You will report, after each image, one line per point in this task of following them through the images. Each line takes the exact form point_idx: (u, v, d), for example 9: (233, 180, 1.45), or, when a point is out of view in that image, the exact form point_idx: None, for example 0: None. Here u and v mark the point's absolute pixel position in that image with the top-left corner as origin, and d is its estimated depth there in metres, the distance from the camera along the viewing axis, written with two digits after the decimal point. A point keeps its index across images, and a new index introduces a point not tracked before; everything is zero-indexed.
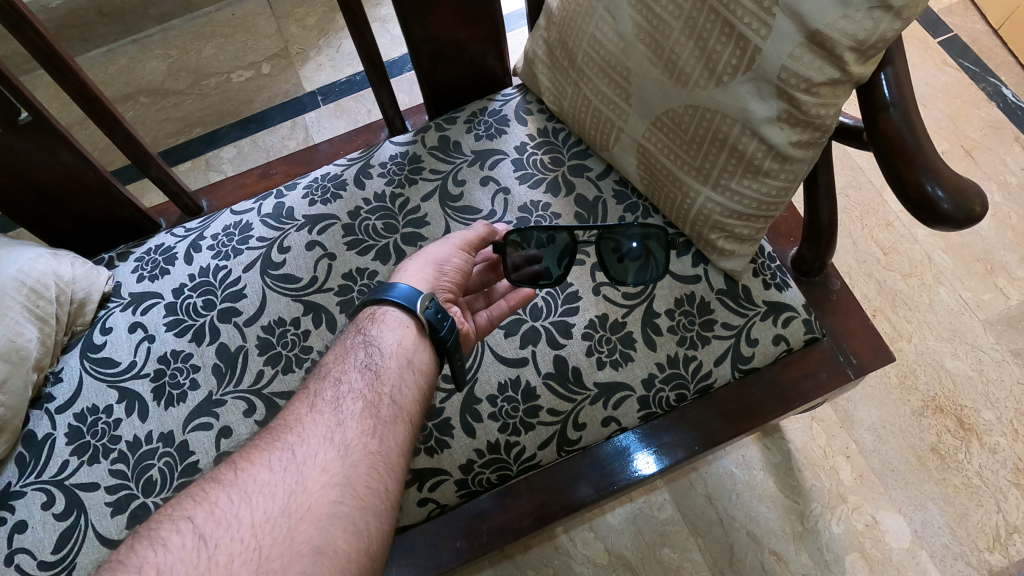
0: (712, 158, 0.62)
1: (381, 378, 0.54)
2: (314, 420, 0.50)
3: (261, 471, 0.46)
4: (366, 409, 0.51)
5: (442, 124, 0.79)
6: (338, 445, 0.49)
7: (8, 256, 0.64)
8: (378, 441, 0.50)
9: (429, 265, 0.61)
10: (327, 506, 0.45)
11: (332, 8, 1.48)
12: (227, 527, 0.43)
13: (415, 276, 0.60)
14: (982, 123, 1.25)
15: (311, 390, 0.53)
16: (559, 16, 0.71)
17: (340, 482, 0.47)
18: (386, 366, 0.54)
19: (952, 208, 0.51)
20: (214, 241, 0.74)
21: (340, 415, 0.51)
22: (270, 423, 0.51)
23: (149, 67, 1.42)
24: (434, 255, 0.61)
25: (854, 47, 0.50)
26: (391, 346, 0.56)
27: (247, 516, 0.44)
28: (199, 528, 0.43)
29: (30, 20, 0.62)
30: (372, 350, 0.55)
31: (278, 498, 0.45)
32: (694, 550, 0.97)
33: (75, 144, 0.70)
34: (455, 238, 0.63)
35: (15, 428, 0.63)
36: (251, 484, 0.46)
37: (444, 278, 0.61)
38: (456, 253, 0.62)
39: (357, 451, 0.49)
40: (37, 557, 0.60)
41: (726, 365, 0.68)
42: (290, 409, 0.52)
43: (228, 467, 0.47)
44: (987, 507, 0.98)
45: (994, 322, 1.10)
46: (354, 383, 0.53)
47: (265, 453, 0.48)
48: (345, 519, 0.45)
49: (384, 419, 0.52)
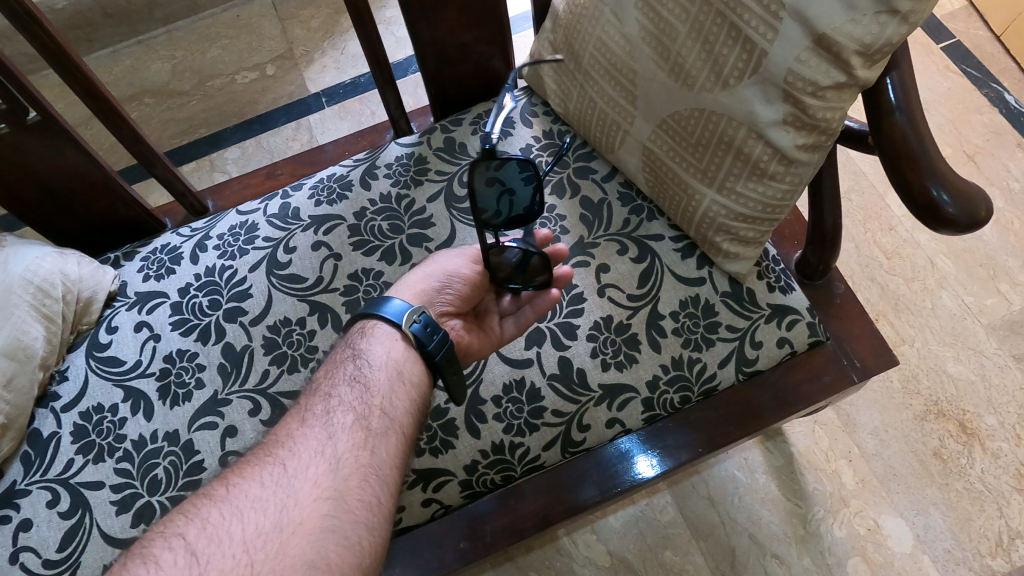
0: (717, 162, 0.63)
1: (372, 390, 0.54)
2: (305, 434, 0.50)
3: (253, 487, 0.47)
4: (357, 421, 0.52)
5: (448, 126, 0.79)
6: (329, 458, 0.49)
7: (15, 255, 0.64)
8: (370, 453, 0.50)
9: (434, 276, 0.61)
10: (318, 520, 0.45)
11: (337, 10, 1.48)
12: (220, 544, 0.43)
13: (416, 286, 0.61)
14: (984, 129, 1.26)
15: (303, 404, 0.54)
16: (564, 19, 0.71)
17: (332, 496, 0.47)
18: (376, 379, 0.55)
19: (956, 212, 0.51)
20: (220, 241, 0.74)
21: (332, 428, 0.51)
22: (264, 438, 0.52)
23: (154, 68, 1.43)
24: (444, 267, 0.62)
25: (860, 51, 0.51)
26: (380, 359, 0.56)
27: (239, 532, 0.44)
28: (191, 545, 0.43)
29: (40, 20, 0.62)
30: (361, 363, 0.56)
31: (270, 513, 0.45)
32: (696, 553, 0.97)
33: (82, 143, 0.70)
34: (469, 251, 0.64)
35: (20, 426, 0.63)
36: (242, 499, 0.46)
37: (447, 291, 0.61)
38: (466, 264, 0.63)
39: (349, 464, 0.49)
40: (42, 555, 0.60)
41: (730, 367, 0.68)
42: (282, 424, 0.52)
43: (220, 483, 0.48)
44: (990, 512, 0.98)
45: (997, 327, 1.10)
46: (344, 396, 0.53)
47: (257, 467, 0.48)
48: (337, 532, 0.45)
49: (376, 430, 0.52)
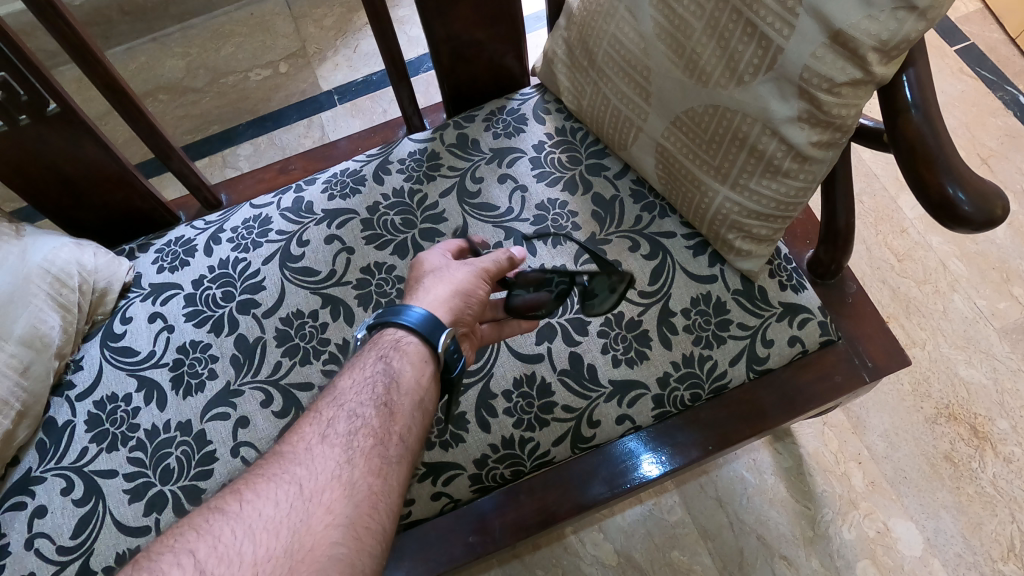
0: (732, 158, 0.62)
1: (393, 415, 0.53)
2: (323, 453, 0.49)
3: (265, 506, 0.46)
4: (375, 446, 0.50)
5: (461, 123, 0.80)
6: (344, 482, 0.47)
7: (34, 244, 0.65)
8: (382, 481, 0.49)
9: (456, 293, 0.59)
10: (327, 547, 0.44)
11: (350, 9, 1.49)
12: (229, 564, 0.42)
13: (440, 303, 0.58)
14: (999, 132, 1.25)
15: (322, 418, 0.52)
16: (579, 16, 0.72)
17: (343, 522, 0.45)
18: (400, 404, 0.53)
19: (972, 210, 0.51)
20: (234, 233, 0.75)
21: (350, 450, 0.49)
22: (278, 449, 0.50)
23: (168, 65, 1.44)
24: (462, 285, 0.59)
25: (877, 47, 0.50)
26: (408, 382, 0.54)
27: (249, 553, 0.43)
28: (201, 563, 0.42)
29: (62, 13, 0.63)
30: (386, 383, 0.54)
31: (281, 535, 0.44)
32: (704, 553, 0.97)
33: (100, 136, 0.71)
34: (481, 267, 0.61)
35: (36, 413, 0.64)
36: (255, 518, 0.45)
37: (466, 307, 0.59)
38: (482, 282, 0.61)
39: (362, 490, 0.48)
40: (57, 542, 0.61)
41: (741, 365, 0.68)
42: (299, 437, 0.51)
43: (233, 497, 0.47)
44: (1002, 517, 0.97)
45: (1010, 331, 1.09)
46: (367, 417, 0.52)
47: (271, 485, 0.47)
48: (343, 561, 0.44)
49: (391, 458, 0.50)
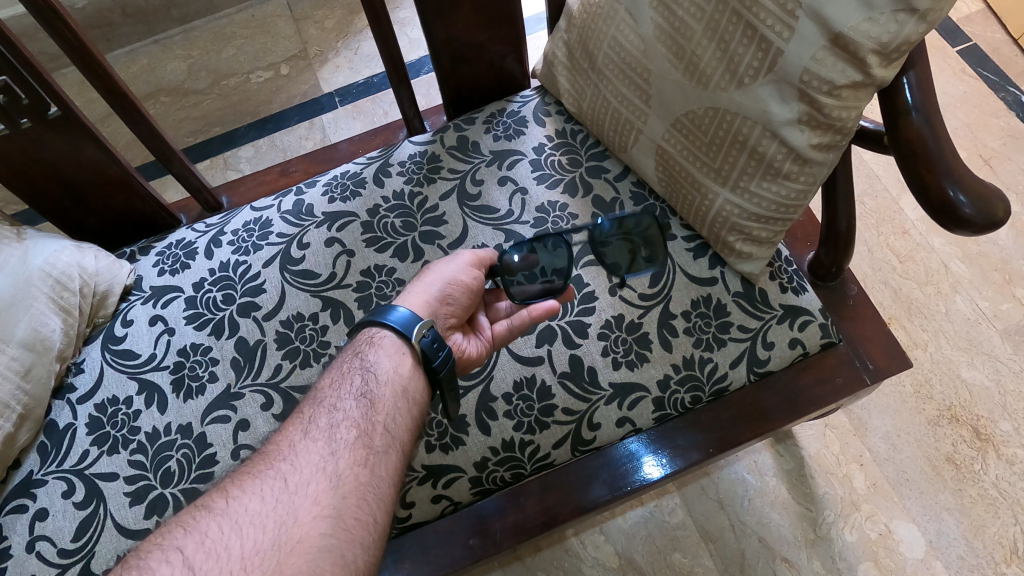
0: (732, 159, 0.62)
1: (376, 406, 0.53)
2: (307, 448, 0.49)
3: (252, 501, 0.46)
4: (359, 438, 0.51)
5: (462, 125, 0.80)
6: (330, 474, 0.48)
7: (35, 247, 0.65)
8: (369, 472, 0.49)
9: (437, 283, 0.60)
10: (316, 539, 0.44)
11: (352, 10, 1.50)
12: (217, 559, 0.42)
13: (419, 297, 0.59)
14: (1001, 133, 1.24)
15: (305, 415, 0.52)
16: (579, 19, 0.72)
17: (332, 514, 0.46)
18: (382, 395, 0.53)
19: (973, 212, 0.51)
20: (235, 236, 0.75)
21: (334, 444, 0.50)
22: (264, 448, 0.51)
23: (170, 67, 1.44)
24: (443, 274, 0.61)
25: (877, 49, 0.50)
26: (388, 373, 0.55)
27: (237, 548, 0.43)
28: (188, 559, 0.42)
29: (63, 16, 0.63)
30: (368, 377, 0.54)
31: (269, 529, 0.44)
32: (705, 555, 0.97)
33: (100, 138, 0.71)
34: (467, 257, 0.63)
35: (38, 416, 0.64)
36: (242, 514, 0.45)
37: (449, 296, 0.60)
38: (466, 271, 0.62)
39: (349, 482, 0.48)
40: (58, 544, 0.61)
41: (742, 367, 0.67)
42: (283, 434, 0.51)
43: (219, 494, 0.47)
44: (1005, 519, 0.96)
45: (1012, 333, 1.09)
46: (349, 411, 0.52)
47: (256, 481, 0.47)
48: (333, 552, 0.44)
49: (377, 449, 0.51)
